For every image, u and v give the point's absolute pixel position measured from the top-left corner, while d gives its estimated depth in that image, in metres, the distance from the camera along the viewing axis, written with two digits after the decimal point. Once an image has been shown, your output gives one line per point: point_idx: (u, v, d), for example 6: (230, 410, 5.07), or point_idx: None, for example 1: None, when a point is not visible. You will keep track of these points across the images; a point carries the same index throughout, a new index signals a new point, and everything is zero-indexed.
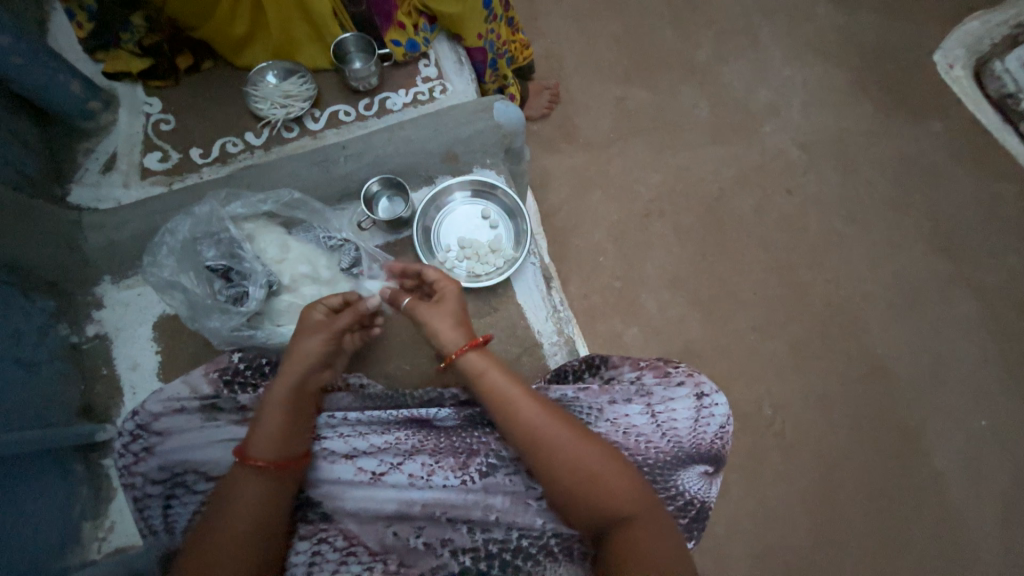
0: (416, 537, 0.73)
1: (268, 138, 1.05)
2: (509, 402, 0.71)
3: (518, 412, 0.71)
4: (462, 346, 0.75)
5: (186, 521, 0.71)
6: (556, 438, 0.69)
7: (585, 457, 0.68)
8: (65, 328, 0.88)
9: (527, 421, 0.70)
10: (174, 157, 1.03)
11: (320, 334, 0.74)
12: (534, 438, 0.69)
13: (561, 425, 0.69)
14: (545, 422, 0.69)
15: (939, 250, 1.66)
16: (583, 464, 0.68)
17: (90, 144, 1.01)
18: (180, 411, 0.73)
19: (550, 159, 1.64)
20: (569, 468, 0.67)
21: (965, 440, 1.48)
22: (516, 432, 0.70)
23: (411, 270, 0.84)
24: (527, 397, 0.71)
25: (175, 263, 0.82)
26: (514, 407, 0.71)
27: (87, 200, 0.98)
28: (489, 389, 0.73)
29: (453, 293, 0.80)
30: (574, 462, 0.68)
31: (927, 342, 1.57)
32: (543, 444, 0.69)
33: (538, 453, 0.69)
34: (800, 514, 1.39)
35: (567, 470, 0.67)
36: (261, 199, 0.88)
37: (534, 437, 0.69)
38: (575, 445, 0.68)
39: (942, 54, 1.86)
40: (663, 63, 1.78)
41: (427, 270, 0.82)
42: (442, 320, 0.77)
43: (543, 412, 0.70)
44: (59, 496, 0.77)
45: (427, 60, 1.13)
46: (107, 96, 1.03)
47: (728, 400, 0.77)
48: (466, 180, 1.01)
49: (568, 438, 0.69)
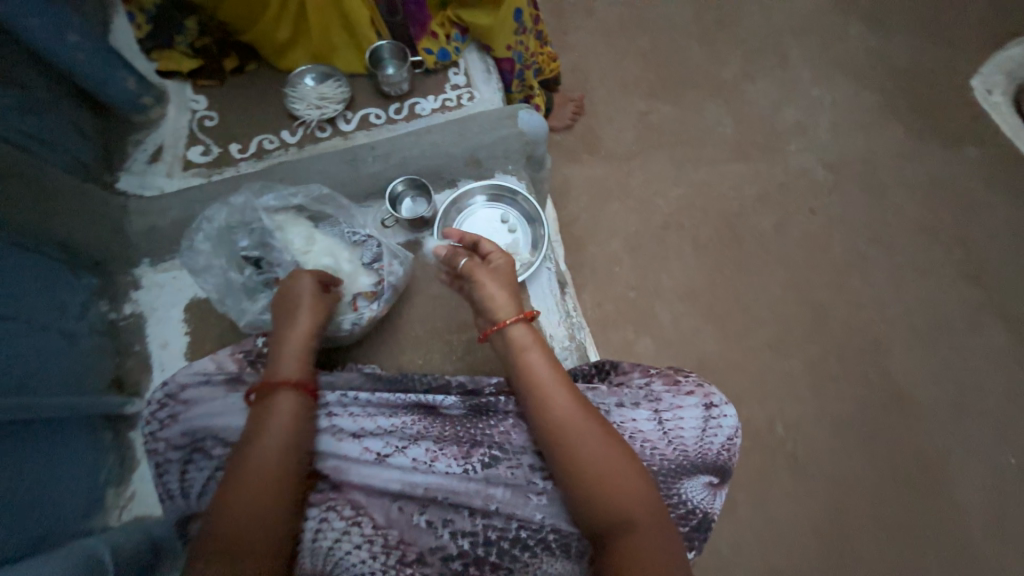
0: (420, 516, 0.75)
1: (302, 136, 1.11)
2: (542, 387, 0.72)
3: (551, 398, 0.72)
4: (511, 319, 0.77)
5: (201, 486, 0.74)
6: (582, 431, 0.69)
7: (606, 455, 0.68)
8: (105, 305, 0.94)
9: (556, 408, 0.71)
10: (214, 151, 1.10)
11: (310, 308, 0.80)
12: (560, 426, 0.70)
13: (588, 414, 0.70)
14: (575, 412, 0.70)
15: (968, 277, 1.61)
16: (603, 461, 0.68)
17: (140, 136, 1.09)
18: (205, 383, 0.78)
19: (571, 169, 1.67)
20: (590, 462, 0.68)
21: (991, 476, 1.41)
22: (544, 417, 0.71)
23: (467, 238, 0.86)
24: (561, 385, 0.73)
25: (210, 249, 0.87)
26: (547, 390, 0.72)
27: (135, 187, 1.05)
28: (526, 371, 0.74)
29: (507, 266, 0.83)
30: (595, 457, 0.68)
31: (953, 372, 1.51)
32: (567, 433, 0.69)
33: (561, 442, 0.69)
34: (809, 540, 1.35)
35: (586, 463, 0.68)
36: (293, 192, 0.92)
37: (560, 425, 0.70)
38: (598, 441, 0.69)
39: (981, 79, 1.81)
40: (688, 79, 1.79)
41: (484, 243, 0.84)
42: (497, 290, 0.79)
43: (573, 402, 0.71)
44: (88, 462, 0.82)
45: (456, 68, 1.17)
46: (159, 92, 1.11)
47: (739, 413, 0.75)
48: (487, 184, 1.05)
49: (593, 432, 0.69)
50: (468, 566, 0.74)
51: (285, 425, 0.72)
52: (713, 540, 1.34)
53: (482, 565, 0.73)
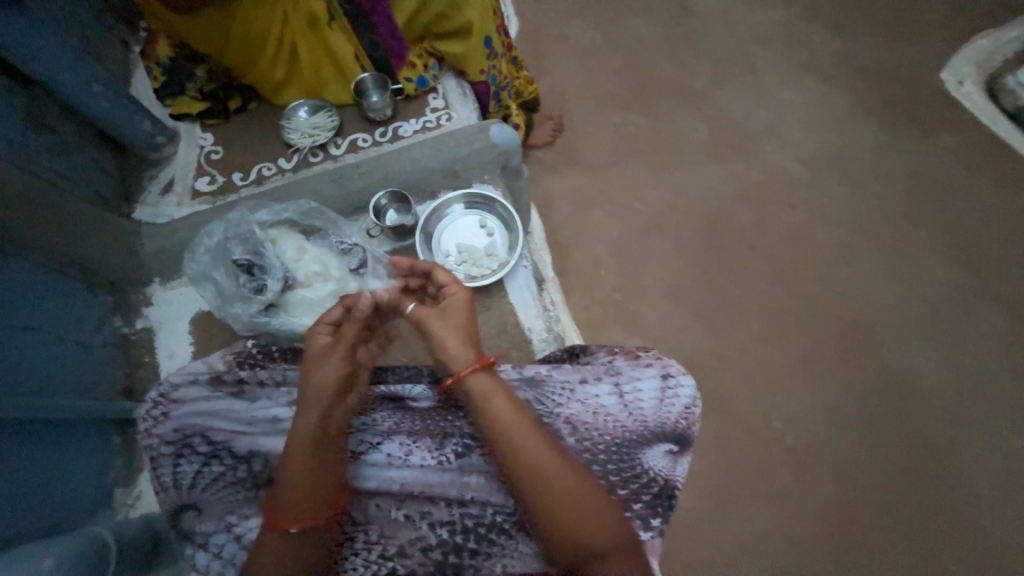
0: (398, 509, 0.79)
1: (297, 162, 1.22)
2: (510, 432, 0.73)
3: (519, 442, 0.72)
4: (472, 364, 0.76)
5: (191, 478, 0.80)
6: (553, 471, 0.71)
7: (578, 492, 0.70)
8: (118, 320, 1.03)
9: (525, 451, 0.71)
10: (219, 180, 1.20)
11: (334, 355, 0.76)
12: (530, 469, 0.71)
13: (554, 457, 0.72)
14: (544, 453, 0.71)
15: (961, 262, 1.57)
16: (575, 500, 0.70)
17: (153, 172, 1.21)
18: (195, 382, 0.84)
19: (553, 181, 1.75)
20: (562, 503, 0.69)
21: (1000, 462, 1.37)
22: (514, 460, 0.72)
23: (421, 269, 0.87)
24: (527, 426, 0.73)
25: (209, 260, 0.96)
26: (511, 437, 0.72)
27: (147, 217, 1.15)
28: (490, 417, 0.74)
29: (460, 302, 0.81)
30: (567, 497, 0.69)
31: (955, 358, 1.47)
32: (537, 475, 0.70)
33: (533, 485, 0.70)
34: (814, 535, 1.31)
35: (559, 504, 0.69)
36: (283, 207, 1.01)
37: (531, 467, 0.71)
38: (570, 480, 0.71)
39: (951, 72, 1.82)
40: (660, 92, 1.89)
41: (436, 273, 0.84)
42: (451, 334, 0.78)
43: (541, 443, 0.72)
44: (97, 461, 0.91)
45: (435, 93, 1.27)
46: (172, 132, 1.23)
47: (694, 381, 0.82)
48: (464, 193, 1.13)
49: (564, 472, 0.71)
50: (448, 555, 0.77)
51: (291, 496, 0.70)
52: (715, 540, 1.31)
53: (461, 554, 0.77)
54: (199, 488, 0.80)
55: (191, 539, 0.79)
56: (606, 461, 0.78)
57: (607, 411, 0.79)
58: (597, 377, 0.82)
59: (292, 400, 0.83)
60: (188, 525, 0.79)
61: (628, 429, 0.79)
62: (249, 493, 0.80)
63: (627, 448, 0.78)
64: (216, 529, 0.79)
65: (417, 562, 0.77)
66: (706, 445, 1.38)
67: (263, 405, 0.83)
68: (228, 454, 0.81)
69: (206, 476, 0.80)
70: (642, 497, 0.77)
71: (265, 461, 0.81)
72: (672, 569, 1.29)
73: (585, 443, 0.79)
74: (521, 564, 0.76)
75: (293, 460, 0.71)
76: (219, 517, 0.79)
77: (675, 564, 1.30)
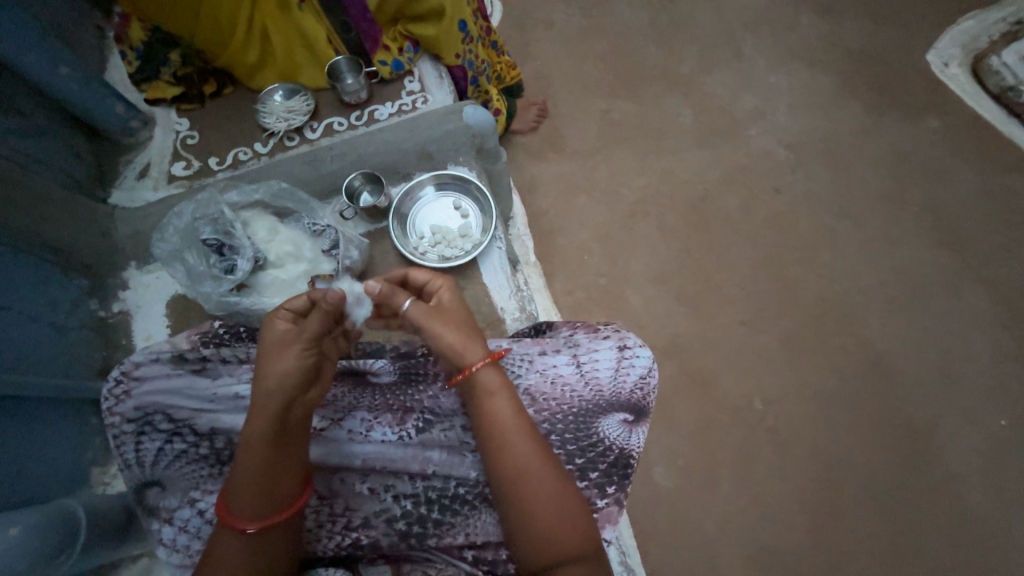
0: (362, 483, 0.81)
1: (273, 146, 1.21)
2: (507, 433, 0.71)
3: (515, 446, 0.70)
4: (478, 361, 0.74)
5: (154, 455, 0.81)
6: (542, 480, 0.69)
7: (563, 505, 0.68)
8: (95, 303, 1.03)
9: (519, 456, 0.70)
10: (195, 166, 1.20)
11: (292, 346, 0.71)
12: (521, 474, 0.69)
13: (544, 459, 0.70)
14: (537, 462, 0.70)
15: (944, 243, 1.57)
16: (560, 513, 0.68)
17: (129, 157, 1.21)
18: (156, 361, 0.84)
19: (537, 167, 1.71)
20: (547, 512, 0.67)
21: (982, 441, 1.37)
22: (505, 463, 0.70)
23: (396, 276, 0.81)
24: (525, 430, 0.72)
25: (178, 241, 0.98)
26: (506, 436, 0.71)
27: (124, 201, 1.16)
28: (491, 415, 0.72)
29: (454, 308, 0.77)
30: (553, 508, 0.68)
31: (935, 338, 1.47)
32: (527, 482, 0.69)
33: (520, 491, 0.68)
34: (796, 515, 1.31)
35: (544, 513, 0.67)
36: (254, 189, 1.03)
37: (522, 472, 0.69)
38: (558, 492, 0.69)
39: (936, 54, 1.80)
40: (647, 75, 1.83)
41: (416, 274, 0.79)
42: (454, 333, 0.74)
43: (536, 450, 0.70)
44: (75, 442, 0.93)
45: (411, 77, 1.27)
46: (147, 117, 1.23)
47: (651, 354, 0.88)
48: (437, 174, 1.13)
49: (555, 482, 0.69)
50: (412, 526, 0.79)
51: (244, 495, 0.67)
52: (696, 521, 1.31)
53: (425, 524, 0.79)
54: (163, 464, 0.81)
55: (155, 514, 0.80)
56: (564, 430, 0.84)
57: (565, 380, 0.85)
58: (556, 349, 0.87)
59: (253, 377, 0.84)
60: (153, 501, 0.80)
61: (586, 398, 0.85)
62: (211, 469, 0.81)
63: (584, 416, 0.84)
64: (180, 504, 0.80)
65: (380, 533, 0.78)
66: (687, 426, 1.39)
67: (224, 382, 0.83)
68: (190, 431, 0.82)
69: (169, 453, 0.81)
70: (598, 463, 0.83)
71: (228, 438, 0.82)
72: (651, 551, 1.29)
73: (544, 412, 0.84)
74: (483, 534, 0.78)
75: (245, 460, 0.68)
76: (183, 492, 0.80)
77: (653, 546, 1.29)
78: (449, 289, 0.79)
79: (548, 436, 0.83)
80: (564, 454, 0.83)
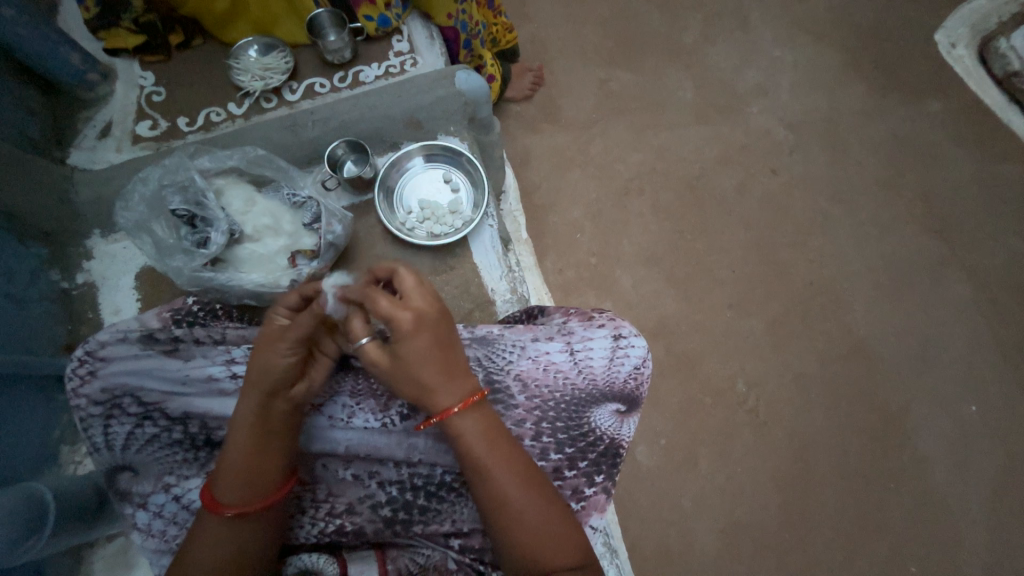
0: (345, 470, 0.79)
1: (249, 107, 1.12)
2: (486, 470, 0.69)
3: (494, 479, 0.69)
4: (452, 408, 0.69)
5: (125, 439, 0.78)
6: (526, 506, 0.68)
7: (548, 531, 0.68)
8: (56, 274, 0.97)
9: (500, 489, 0.69)
10: (162, 125, 1.11)
11: (275, 345, 0.69)
12: (502, 503, 0.68)
13: (528, 482, 0.70)
14: (518, 490, 0.69)
15: (933, 230, 1.57)
16: (544, 536, 0.68)
17: (89, 114, 1.11)
18: (123, 340, 0.80)
19: (530, 139, 1.64)
20: (532, 539, 0.67)
21: (951, 425, 1.42)
22: (487, 496, 0.69)
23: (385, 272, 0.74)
24: (505, 462, 0.70)
25: (146, 210, 0.91)
26: (488, 470, 0.69)
27: (84, 162, 1.07)
28: (466, 454, 0.70)
29: (422, 339, 0.68)
30: (538, 534, 0.68)
31: (916, 325, 1.49)
32: (509, 509, 0.68)
33: (502, 517, 0.69)
34: (771, 491, 1.35)
35: (529, 540, 0.67)
36: (228, 154, 0.95)
37: (504, 502, 0.68)
38: (543, 515, 0.69)
39: (945, 33, 1.74)
40: (649, 45, 1.74)
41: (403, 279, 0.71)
42: (427, 370, 0.68)
43: (519, 481, 0.69)
44: (40, 421, 0.90)
45: (399, 35, 1.16)
46: (106, 69, 1.12)
47: (645, 343, 0.87)
48: (426, 145, 1.06)
49: (540, 508, 0.69)
50: (398, 512, 0.78)
51: (232, 481, 0.68)
52: (675, 496, 1.35)
53: (410, 511, 0.79)
54: (134, 448, 0.78)
55: (128, 498, 0.77)
56: (555, 418, 0.82)
57: (558, 368, 0.84)
58: (550, 336, 0.85)
59: (228, 359, 0.80)
60: (124, 485, 0.78)
61: (579, 387, 0.83)
62: (186, 454, 0.78)
63: (576, 406, 0.83)
64: (153, 489, 0.77)
65: (365, 519, 0.78)
66: (671, 408, 1.41)
67: (197, 364, 0.80)
68: (161, 415, 0.78)
69: (141, 437, 0.78)
70: (588, 453, 0.83)
71: (202, 422, 0.79)
72: (630, 525, 1.33)
73: (535, 399, 0.83)
74: (469, 521, 0.79)
75: (236, 442, 0.69)
76: (156, 477, 0.78)
77: (633, 521, 1.33)
78: (419, 313, 0.69)
79: (539, 424, 0.82)
80: (554, 443, 0.82)
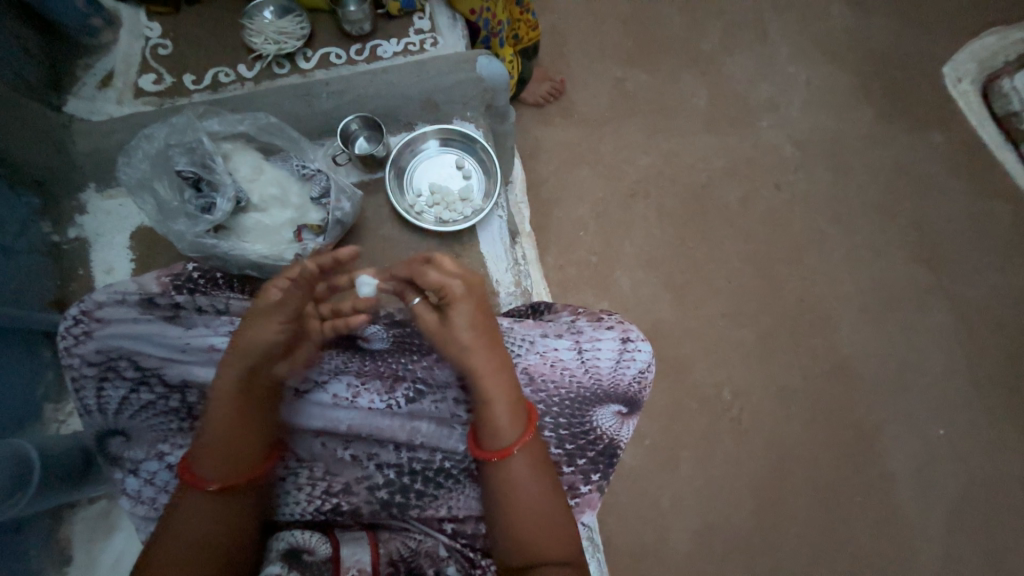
0: (345, 450, 0.80)
1: (259, 72, 1.08)
2: (505, 445, 0.71)
3: (510, 456, 0.71)
4: (504, 409, 0.71)
5: (117, 403, 0.76)
6: (532, 491, 0.70)
7: (550, 516, 0.70)
8: (47, 226, 0.94)
9: (511, 469, 0.71)
10: (168, 81, 1.07)
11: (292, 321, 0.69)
12: (511, 483, 0.70)
13: (536, 469, 0.71)
14: (528, 472, 0.71)
15: (922, 259, 1.62)
16: (543, 524, 0.69)
17: (90, 61, 1.06)
18: (122, 302, 0.79)
19: (542, 131, 1.62)
20: (533, 522, 0.69)
21: (920, 446, 1.48)
22: (498, 471, 0.71)
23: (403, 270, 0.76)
24: (525, 443, 0.72)
25: (149, 167, 0.88)
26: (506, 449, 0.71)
27: (82, 111, 1.03)
28: (491, 424, 0.71)
29: (467, 314, 0.71)
30: (538, 518, 0.69)
31: (897, 349, 1.54)
32: (517, 490, 0.70)
33: (509, 497, 0.70)
34: (746, 497, 1.40)
35: (529, 523, 0.69)
36: (239, 119, 0.92)
37: (512, 481, 0.70)
38: (544, 502, 0.70)
39: (953, 66, 1.78)
40: (667, 48, 1.73)
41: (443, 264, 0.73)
42: (483, 358, 0.71)
43: (530, 466, 0.71)
44: (23, 376, 0.87)
45: (421, 13, 1.13)
46: (111, 16, 1.07)
47: (651, 349, 0.88)
48: (440, 128, 1.04)
49: (544, 493, 0.71)
50: (394, 494, 0.79)
51: (212, 457, 0.67)
52: (654, 495, 1.38)
53: (407, 495, 0.79)
54: (127, 414, 0.76)
55: (119, 463, 0.76)
56: (558, 414, 0.84)
57: (565, 365, 0.85)
58: (559, 334, 0.87)
59: (231, 330, 0.79)
60: (116, 450, 0.76)
61: (583, 385, 0.84)
62: (180, 423, 0.77)
63: (580, 404, 0.84)
64: (146, 456, 0.76)
65: (362, 500, 0.78)
66: (658, 411, 1.44)
67: (199, 333, 0.79)
68: (158, 382, 0.77)
69: (135, 403, 0.76)
70: (586, 450, 0.84)
71: (200, 392, 0.78)
72: (609, 520, 1.36)
73: (540, 393, 0.84)
74: (465, 508, 0.79)
75: (220, 418, 0.68)
76: (151, 445, 0.77)
77: (611, 518, 1.37)
78: (470, 283, 0.73)
79: (543, 417, 0.83)
80: (555, 437, 0.84)
